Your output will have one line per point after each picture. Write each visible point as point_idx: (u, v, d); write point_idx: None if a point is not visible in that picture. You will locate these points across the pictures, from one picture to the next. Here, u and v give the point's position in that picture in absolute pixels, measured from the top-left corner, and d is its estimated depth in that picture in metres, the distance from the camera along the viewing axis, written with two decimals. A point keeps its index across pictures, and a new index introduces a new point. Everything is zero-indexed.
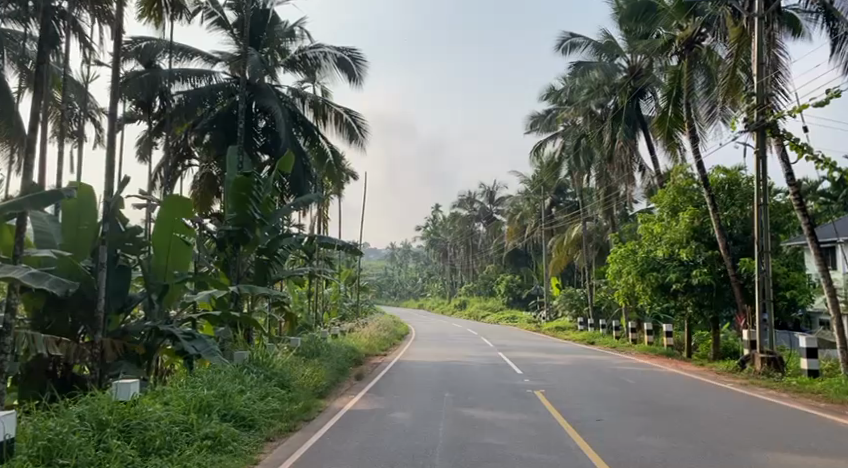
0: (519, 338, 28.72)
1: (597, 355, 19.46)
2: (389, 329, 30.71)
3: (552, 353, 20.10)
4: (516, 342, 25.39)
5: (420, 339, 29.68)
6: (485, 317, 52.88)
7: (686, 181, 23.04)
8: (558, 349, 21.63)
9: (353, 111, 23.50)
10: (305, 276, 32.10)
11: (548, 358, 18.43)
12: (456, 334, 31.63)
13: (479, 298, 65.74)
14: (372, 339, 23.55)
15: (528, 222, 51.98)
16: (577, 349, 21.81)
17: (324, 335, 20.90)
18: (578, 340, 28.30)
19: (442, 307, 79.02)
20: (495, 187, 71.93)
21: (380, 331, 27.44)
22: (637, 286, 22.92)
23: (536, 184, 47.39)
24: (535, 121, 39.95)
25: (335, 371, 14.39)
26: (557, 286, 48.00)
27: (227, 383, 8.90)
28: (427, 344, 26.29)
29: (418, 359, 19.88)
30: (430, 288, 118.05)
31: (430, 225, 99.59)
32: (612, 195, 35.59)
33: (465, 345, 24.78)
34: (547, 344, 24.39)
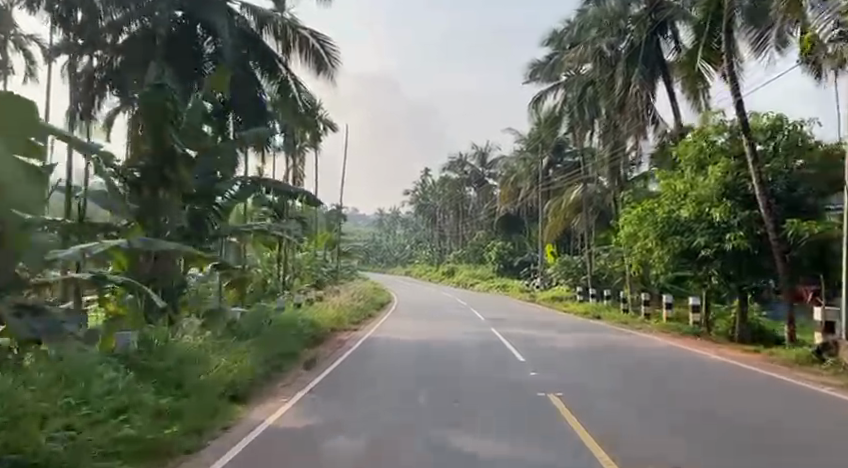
0: (513, 311, 25.45)
1: (608, 333, 16.22)
2: (366, 298, 27.26)
3: (553, 330, 16.86)
4: (509, 316, 22.09)
5: (401, 309, 26.27)
6: (474, 285, 49.52)
7: (717, 128, 19.37)
8: (560, 325, 18.36)
9: (322, 35, 19.70)
10: (272, 237, 28.39)
11: (552, 338, 15.01)
12: (441, 305, 28.26)
13: (468, 266, 62.38)
14: (343, 310, 20.05)
15: (523, 184, 48.29)
16: (582, 326, 18.56)
17: (281, 304, 17.34)
18: (578, 313, 25.04)
19: (429, 275, 75.72)
20: (488, 149, 67.81)
21: (353, 300, 23.98)
22: (654, 251, 19.77)
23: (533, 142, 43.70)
24: (535, 70, 36.69)
25: (278, 356, 10.84)
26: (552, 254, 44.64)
27: (41, 392, 5.20)
28: (408, 316, 22.88)
29: (393, 335, 16.51)
30: (418, 255, 114.63)
31: (418, 190, 95.47)
32: (619, 152, 32.10)
33: (450, 318, 21.46)
34: (545, 318, 21.14)
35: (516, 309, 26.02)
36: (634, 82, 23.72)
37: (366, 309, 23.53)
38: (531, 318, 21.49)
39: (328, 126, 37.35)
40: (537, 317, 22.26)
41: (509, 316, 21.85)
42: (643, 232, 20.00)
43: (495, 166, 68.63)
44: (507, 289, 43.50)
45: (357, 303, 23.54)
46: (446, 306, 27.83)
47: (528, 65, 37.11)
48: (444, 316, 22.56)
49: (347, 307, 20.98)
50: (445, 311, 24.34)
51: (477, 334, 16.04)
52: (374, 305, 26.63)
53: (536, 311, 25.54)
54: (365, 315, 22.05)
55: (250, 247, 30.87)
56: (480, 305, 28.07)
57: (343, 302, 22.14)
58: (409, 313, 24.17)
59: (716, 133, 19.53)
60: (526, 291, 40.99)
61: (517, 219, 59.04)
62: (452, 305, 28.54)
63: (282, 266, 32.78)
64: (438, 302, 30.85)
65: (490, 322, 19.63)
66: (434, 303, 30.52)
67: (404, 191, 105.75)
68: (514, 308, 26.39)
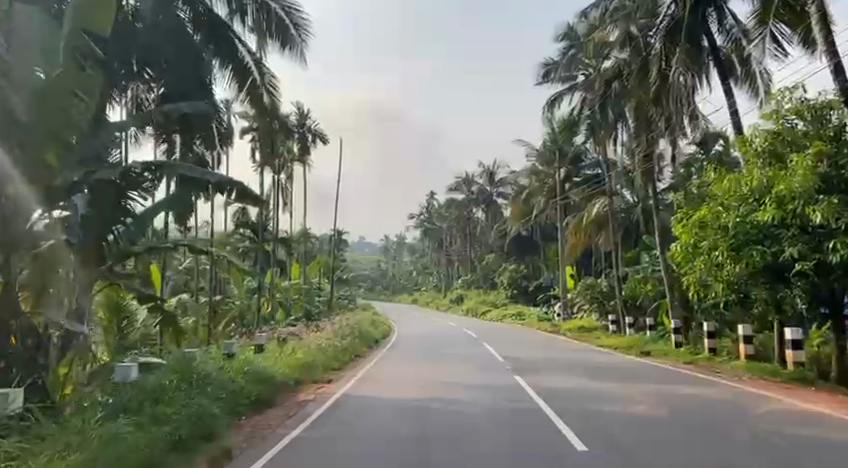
0: (535, 346, 21.10)
1: (672, 377, 11.88)
2: (359, 331, 22.92)
3: (597, 376, 12.50)
4: (533, 355, 17.77)
5: (401, 345, 21.77)
6: (486, 313, 44.89)
7: (796, 107, 15.00)
8: (603, 369, 13.99)
9: (287, 1, 15.99)
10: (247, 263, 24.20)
11: (605, 390, 10.57)
12: (449, 339, 23.87)
13: (479, 292, 57.66)
14: (322, 351, 15.62)
15: (537, 201, 43.98)
16: (631, 367, 14.22)
17: (232, 348, 12.98)
18: (614, 346, 20.62)
19: (437, 302, 70.99)
20: (496, 166, 63.45)
21: (342, 336, 19.80)
22: (723, 267, 15.18)
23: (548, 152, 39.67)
24: (550, 70, 33.19)
25: (169, 442, 6.48)
26: (573, 277, 40.04)
27: None
28: (407, 356, 18.45)
29: (383, 386, 12.17)
30: (426, 283, 109.75)
31: (424, 215, 91.08)
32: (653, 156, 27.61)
33: (458, 360, 17.11)
34: (577, 358, 16.85)
35: (539, 344, 21.71)
36: (679, 62, 19.60)
37: (356, 348, 19.22)
38: (560, 357, 17.21)
39: (320, 139, 33.56)
40: (568, 355, 17.91)
41: (533, 355, 17.53)
42: (706, 243, 15.45)
43: (504, 184, 64.39)
44: (522, 317, 38.94)
45: (343, 339, 19.28)
46: (454, 340, 23.54)
47: (541, 65, 33.62)
48: (451, 356, 18.19)
49: (329, 346, 16.71)
50: (454, 349, 20.10)
51: (494, 384, 11.73)
52: (367, 341, 22.27)
53: (562, 346, 21.21)
54: (355, 354, 17.79)
55: (228, 275, 26.76)
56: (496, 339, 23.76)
57: (325, 338, 17.87)
58: (409, 350, 19.83)
59: (795, 116, 15.10)
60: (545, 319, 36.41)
61: (530, 240, 54.47)
62: (462, 338, 24.26)
63: (265, 296, 28.54)
64: (445, 335, 26.49)
65: (511, 364, 15.34)
66: (441, 335, 26.18)
67: (410, 216, 101.36)
68: (538, 343, 22.03)
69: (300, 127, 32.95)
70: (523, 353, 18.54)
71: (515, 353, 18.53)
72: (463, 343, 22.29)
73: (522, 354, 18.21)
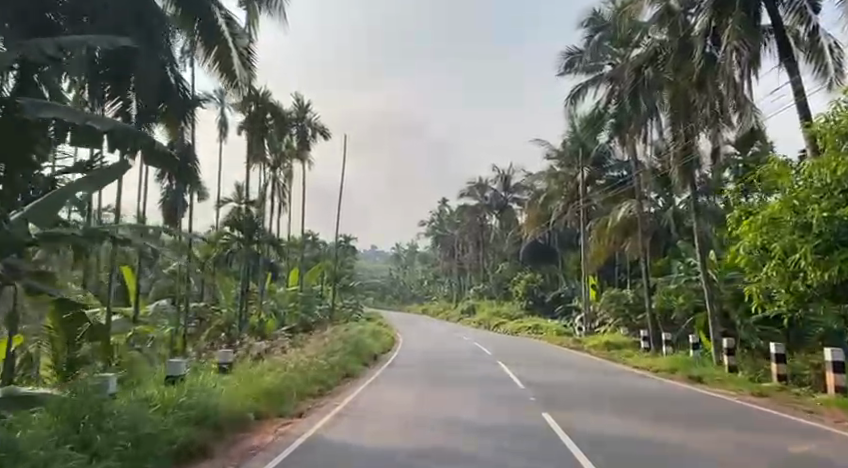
0: (556, 366, 18.25)
1: (743, 420, 8.98)
2: (354, 345, 20.11)
3: (643, 414, 9.63)
4: (554, 379, 14.94)
5: (403, 363, 18.92)
6: (499, 325, 41.93)
7: None
8: (643, 402, 11.11)
9: None
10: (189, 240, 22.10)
11: (661, 440, 7.69)
12: (457, 356, 20.98)
13: (491, 302, 54.57)
14: (302, 372, 12.82)
15: (555, 205, 41.03)
16: (679, 400, 11.34)
17: (182, 368, 10.22)
18: (650, 368, 17.64)
19: (447, 313, 67.89)
20: (511, 170, 60.37)
21: (333, 351, 17.02)
22: (798, 274, 12.20)
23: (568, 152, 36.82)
24: (573, 60, 30.57)
25: None
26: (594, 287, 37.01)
27: None
28: (406, 377, 15.60)
29: (365, 423, 9.37)
30: (436, 292, 106.68)
31: (436, 222, 88.15)
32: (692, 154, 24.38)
33: (465, 384, 14.29)
34: (608, 384, 13.99)
35: (560, 363, 18.82)
36: (732, 34, 16.72)
37: (350, 366, 16.36)
38: (588, 384, 14.33)
39: (321, 134, 30.90)
40: (596, 380, 15.04)
41: (555, 380, 14.71)
42: (772, 245, 12.48)
43: (520, 189, 61.24)
44: (539, 330, 35.96)
45: (334, 353, 16.51)
46: (463, 357, 20.73)
47: (562, 55, 30.97)
48: (457, 378, 15.36)
49: (312, 365, 13.87)
50: (462, 368, 17.30)
51: (507, 423, 8.93)
52: (365, 358, 19.43)
53: (587, 366, 18.33)
54: (344, 375, 14.91)
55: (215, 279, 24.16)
56: (510, 356, 20.94)
57: (310, 355, 15.10)
58: (410, 370, 17.04)
59: None
60: (564, 333, 33.41)
61: (548, 248, 51.27)
62: (473, 355, 21.46)
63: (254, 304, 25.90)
64: (454, 350, 23.58)
65: (528, 392, 12.53)
66: (448, 351, 23.27)
67: (421, 222, 98.42)
68: (558, 363, 19.15)
69: (299, 120, 30.35)
70: (542, 375, 15.71)
71: (533, 376, 15.70)
72: (471, 360, 19.49)
73: (541, 377, 15.40)
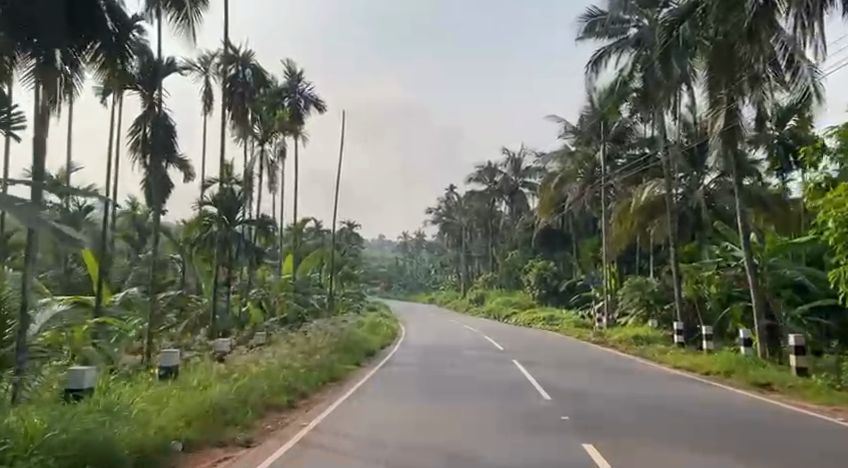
0: (579, 368, 15.54)
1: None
2: (345, 340, 17.47)
3: (720, 448, 6.93)
4: (582, 389, 12.25)
5: (399, 361, 16.26)
6: (510, 316, 39.26)
7: None
8: (707, 425, 8.41)
9: None
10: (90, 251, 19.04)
11: None
12: (464, 353, 18.28)
13: (501, 291, 51.83)
14: (269, 378, 10.11)
15: (572, 187, 38.32)
16: (754, 422, 8.63)
17: (93, 380, 7.46)
18: (695, 370, 14.86)
19: (456, 302, 65.27)
20: (522, 153, 57.22)
21: (317, 346, 14.37)
22: None
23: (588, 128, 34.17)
24: (596, 22, 27.97)
25: None
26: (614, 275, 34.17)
27: None
28: (401, 382, 12.92)
29: (332, 457, 6.66)
30: (444, 281, 104.15)
31: (443, 208, 85.25)
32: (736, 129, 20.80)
33: (473, 395, 11.61)
34: (649, 398, 11.28)
35: (583, 363, 16.08)
36: None
37: (338, 367, 13.73)
38: (624, 395, 11.61)
39: (315, 107, 28.37)
40: (633, 388, 12.32)
41: (583, 390, 12.02)
42: None
43: (531, 173, 58.10)
44: (553, 321, 33.26)
45: (319, 351, 13.88)
46: (470, 354, 18.06)
47: (584, 17, 28.21)
48: (463, 386, 12.68)
49: (285, 368, 11.16)
50: (470, 370, 14.63)
51: (533, 460, 6.23)
52: (358, 355, 16.79)
53: (618, 368, 15.58)
54: (326, 378, 12.24)
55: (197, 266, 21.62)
56: (525, 354, 18.23)
57: (285, 353, 12.44)
58: (408, 371, 14.42)
59: None
60: (581, 326, 30.70)
61: (562, 235, 48.31)
62: (483, 352, 18.77)
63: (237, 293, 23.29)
64: (460, 346, 20.91)
65: (553, 406, 9.84)
66: (454, 347, 20.59)
67: (428, 210, 95.61)
68: (581, 363, 16.42)
69: (291, 92, 27.74)
70: (567, 382, 13.02)
71: (556, 383, 13.00)
72: (481, 359, 16.82)
73: (565, 385, 12.69)
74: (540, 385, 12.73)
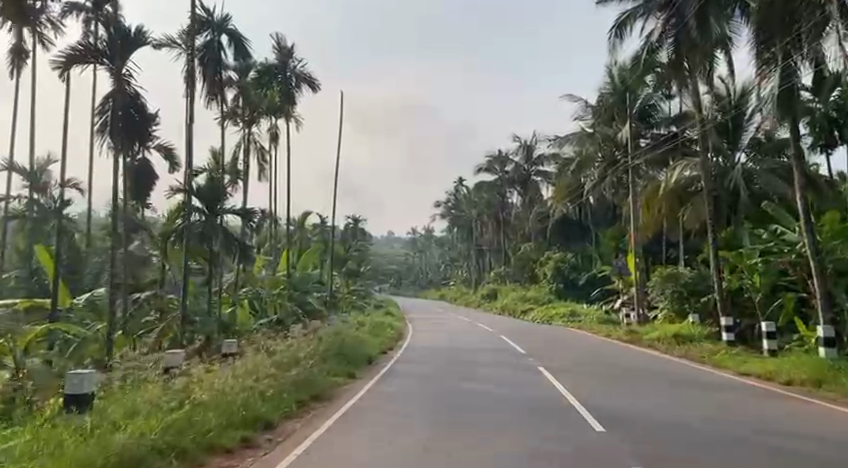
0: (619, 375, 12.81)
1: None
2: (339, 345, 14.87)
3: None
4: (631, 405, 9.54)
5: (400, 370, 13.64)
6: (525, 312, 36.62)
7: None
8: (838, 458, 5.68)
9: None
10: (44, 250, 17.12)
11: None
12: (478, 357, 15.60)
13: (515, 286, 49.02)
14: (218, 408, 7.55)
15: (595, 169, 35.93)
16: None
17: None
18: (762, 375, 12.04)
19: (467, 299, 62.52)
20: (534, 139, 54.19)
21: (297, 356, 11.75)
22: None
23: (614, 103, 31.86)
24: None
25: None
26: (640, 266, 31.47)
27: None
28: (398, 398, 10.32)
29: None
30: (454, 276, 101.38)
31: (452, 201, 82.26)
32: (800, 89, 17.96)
33: (488, 415, 8.97)
34: (721, 416, 8.51)
35: (623, 369, 13.35)
36: None
37: (323, 381, 11.11)
38: (686, 412, 8.90)
39: (307, 85, 25.77)
40: (697, 403, 9.59)
41: (633, 407, 9.29)
42: None
43: (543, 161, 55.15)
44: (575, 317, 30.48)
45: (299, 362, 11.25)
46: (486, 358, 15.37)
47: None
48: (476, 402, 9.99)
49: (244, 390, 8.52)
50: (486, 380, 11.95)
51: None
52: (353, 363, 14.17)
53: (666, 374, 12.81)
54: (303, 398, 9.61)
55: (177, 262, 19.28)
56: (550, 357, 15.51)
57: (250, 368, 9.81)
58: (408, 382, 11.80)
59: None
60: (606, 322, 27.92)
61: (579, 225, 45.42)
62: (500, 355, 16.10)
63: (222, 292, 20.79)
64: (474, 348, 18.21)
65: (601, 432, 7.14)
66: (467, 349, 17.91)
67: (436, 204, 92.77)
68: (619, 368, 13.69)
69: (282, 70, 25.12)
70: (610, 397, 10.30)
71: (596, 397, 10.28)
72: (499, 364, 14.12)
73: (608, 400, 9.99)
74: (575, 400, 10.03)
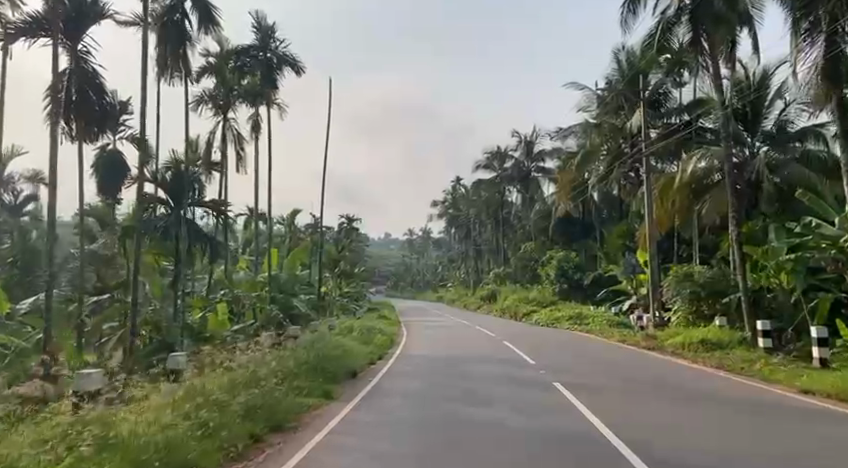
0: (651, 395, 10.64)
1: None
2: (318, 356, 12.70)
3: None
4: (677, 428, 7.44)
5: (388, 385, 11.50)
6: (527, 314, 34.55)
7: None
8: None
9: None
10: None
11: None
12: (481, 369, 13.39)
13: (516, 287, 46.92)
14: (128, 443, 5.39)
15: (600, 162, 33.90)
16: None
17: None
18: (825, 390, 9.93)
19: (466, 300, 60.39)
20: (535, 134, 52.07)
21: (260, 372, 9.47)
22: None
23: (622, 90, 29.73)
24: None
25: None
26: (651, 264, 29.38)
27: None
28: (382, 423, 8.18)
29: None
30: (452, 277, 99.26)
31: (449, 200, 80.12)
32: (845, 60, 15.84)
33: (494, 445, 6.84)
34: (802, 442, 6.42)
35: (654, 384, 11.19)
36: None
37: (291, 405, 8.87)
38: (753, 437, 6.80)
39: (291, 68, 23.72)
40: (761, 425, 7.49)
41: (682, 432, 7.18)
42: None
43: (544, 157, 53.02)
44: (582, 320, 28.28)
45: (262, 381, 8.98)
46: (489, 370, 13.17)
47: None
48: (479, 427, 7.86)
49: (172, 420, 6.31)
50: (491, 400, 9.75)
51: None
52: (332, 379, 11.94)
53: (707, 394, 10.67)
54: (258, 430, 7.35)
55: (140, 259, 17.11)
56: (565, 368, 13.31)
57: (185, 396, 7.48)
58: (395, 403, 9.64)
59: None
60: (617, 325, 25.75)
61: (582, 223, 43.33)
62: (505, 366, 13.90)
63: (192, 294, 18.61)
64: (475, 356, 15.98)
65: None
66: (466, 358, 15.72)
67: (433, 203, 90.62)
68: (648, 383, 11.52)
69: (264, 51, 23.02)
70: (647, 419, 8.18)
71: (629, 419, 8.16)
72: (505, 379, 11.93)
73: (646, 423, 7.87)
74: (603, 423, 7.91)
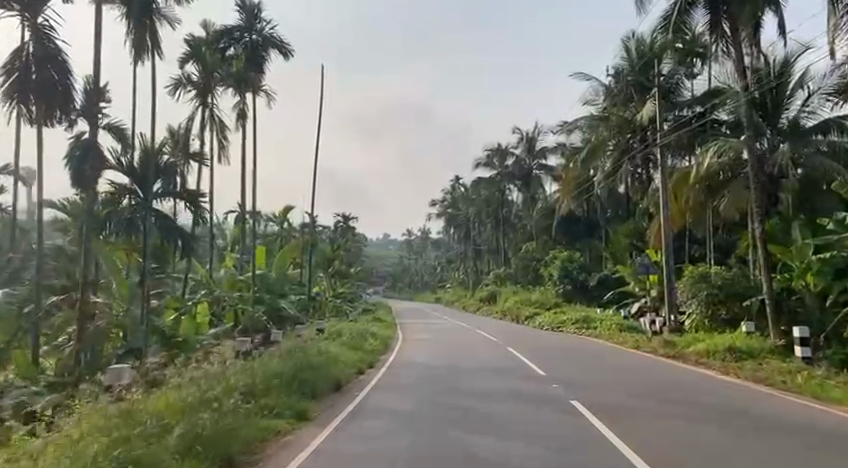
0: (687, 414, 8.91)
1: None
2: (294, 368, 10.91)
3: None
4: (741, 462, 5.71)
5: (375, 402, 9.78)
6: (529, 317, 32.84)
7: None
8: None
9: None
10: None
11: None
12: (483, 382, 11.57)
13: (516, 288, 45.26)
14: None
15: (608, 157, 32.23)
16: None
17: None
18: None
19: (465, 301, 58.72)
20: (536, 130, 50.43)
21: (215, 391, 7.66)
22: None
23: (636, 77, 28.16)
24: None
25: None
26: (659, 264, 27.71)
27: None
28: (360, 456, 6.41)
29: None
30: (451, 277, 97.67)
31: (448, 199, 78.53)
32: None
33: None
34: None
35: (689, 403, 9.40)
36: None
37: (249, 434, 7.06)
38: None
39: (279, 51, 22.08)
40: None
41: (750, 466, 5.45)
42: None
43: (547, 154, 51.29)
44: (590, 324, 26.52)
45: (216, 403, 7.16)
46: (493, 383, 11.37)
47: None
48: (483, 462, 6.10)
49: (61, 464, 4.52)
50: (497, 423, 8.00)
51: None
52: (309, 395, 10.15)
53: (753, 413, 8.94)
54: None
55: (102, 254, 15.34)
56: (580, 382, 11.50)
57: (102, 429, 5.65)
58: (378, 427, 7.89)
59: None
60: (627, 330, 24.01)
61: (586, 221, 41.63)
62: (510, 378, 12.09)
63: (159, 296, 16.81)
64: (476, 365, 14.18)
65: None
66: (466, 367, 13.91)
67: (431, 202, 89.04)
68: (682, 401, 9.74)
69: (249, 31, 21.39)
70: (695, 445, 6.45)
71: (672, 447, 6.44)
72: (512, 395, 10.13)
73: (699, 453, 6.13)
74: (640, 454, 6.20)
